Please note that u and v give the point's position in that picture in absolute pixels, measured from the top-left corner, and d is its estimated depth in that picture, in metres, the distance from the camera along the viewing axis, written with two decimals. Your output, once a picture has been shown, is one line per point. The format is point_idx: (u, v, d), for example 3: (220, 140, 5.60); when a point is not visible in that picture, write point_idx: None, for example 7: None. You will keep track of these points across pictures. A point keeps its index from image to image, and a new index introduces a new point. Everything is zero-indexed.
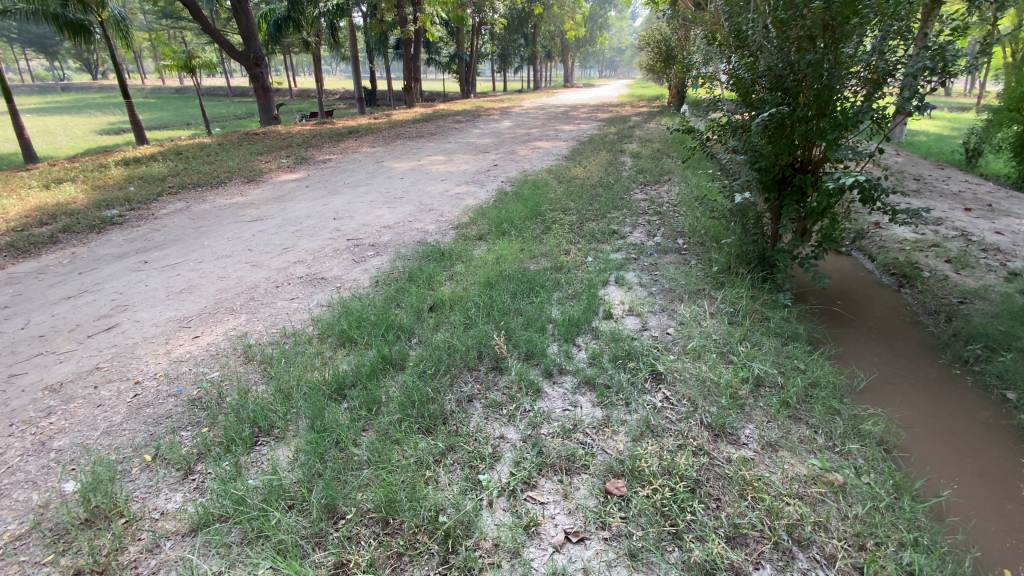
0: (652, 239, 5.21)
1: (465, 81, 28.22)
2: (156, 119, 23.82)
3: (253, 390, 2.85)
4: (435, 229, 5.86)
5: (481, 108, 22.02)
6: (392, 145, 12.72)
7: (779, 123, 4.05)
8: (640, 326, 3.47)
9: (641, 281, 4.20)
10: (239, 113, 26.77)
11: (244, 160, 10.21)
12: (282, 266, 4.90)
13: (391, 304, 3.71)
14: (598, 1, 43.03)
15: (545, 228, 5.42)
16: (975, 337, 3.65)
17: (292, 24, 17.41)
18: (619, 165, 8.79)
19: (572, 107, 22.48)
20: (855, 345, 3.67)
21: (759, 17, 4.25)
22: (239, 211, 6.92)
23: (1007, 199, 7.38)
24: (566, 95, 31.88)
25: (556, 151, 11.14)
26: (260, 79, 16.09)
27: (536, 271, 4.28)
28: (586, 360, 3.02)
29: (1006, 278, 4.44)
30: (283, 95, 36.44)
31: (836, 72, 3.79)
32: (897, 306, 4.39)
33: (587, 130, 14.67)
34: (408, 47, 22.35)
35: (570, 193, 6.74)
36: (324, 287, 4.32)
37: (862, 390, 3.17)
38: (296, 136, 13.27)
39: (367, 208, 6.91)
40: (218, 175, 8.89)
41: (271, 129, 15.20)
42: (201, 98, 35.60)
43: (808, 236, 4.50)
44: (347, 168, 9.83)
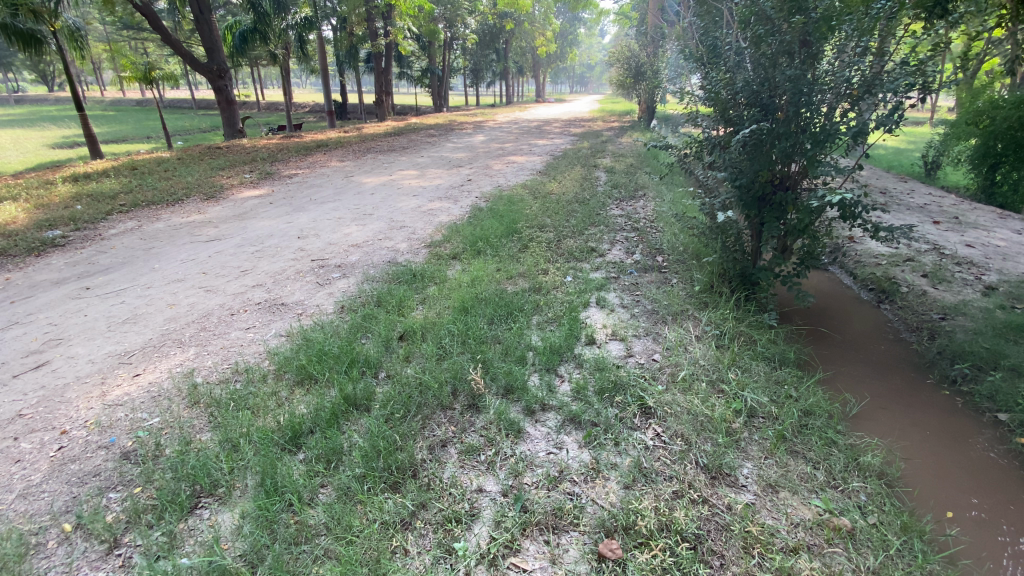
0: (631, 257, 5.06)
1: (438, 94, 28.08)
2: (114, 132, 22.85)
3: (197, 440, 2.52)
4: (407, 247, 5.59)
5: (454, 122, 21.87)
6: (362, 159, 12.39)
7: (758, 140, 3.96)
8: (625, 352, 3.28)
9: (623, 303, 4.02)
10: (203, 126, 25.94)
11: (204, 175, 9.73)
12: (240, 290, 4.55)
13: (357, 333, 3.42)
14: (568, 18, 43.81)
15: (522, 246, 5.22)
16: (960, 356, 3.58)
17: (258, 36, 16.96)
18: (593, 180, 8.71)
19: (545, 121, 22.56)
20: (843, 367, 3.56)
21: (734, 33, 4.21)
22: (196, 231, 6.50)
23: (970, 211, 7.57)
24: (537, 110, 32.08)
25: (530, 165, 11.02)
26: (224, 92, 15.58)
27: (514, 293, 4.05)
28: (569, 393, 2.80)
29: (983, 293, 4.44)
30: (250, 108, 35.70)
31: (814, 88, 3.73)
32: (878, 323, 4.32)
33: (561, 144, 14.64)
34: (379, 61, 22.10)
35: (546, 210, 6.57)
36: (284, 314, 4.00)
37: (855, 416, 3.04)
38: (261, 150, 12.81)
39: (334, 226, 6.60)
40: (176, 191, 8.41)
41: (236, 143, 14.67)
42: (163, 111, 34.45)
43: (788, 253, 4.41)
44: (314, 184, 9.47)
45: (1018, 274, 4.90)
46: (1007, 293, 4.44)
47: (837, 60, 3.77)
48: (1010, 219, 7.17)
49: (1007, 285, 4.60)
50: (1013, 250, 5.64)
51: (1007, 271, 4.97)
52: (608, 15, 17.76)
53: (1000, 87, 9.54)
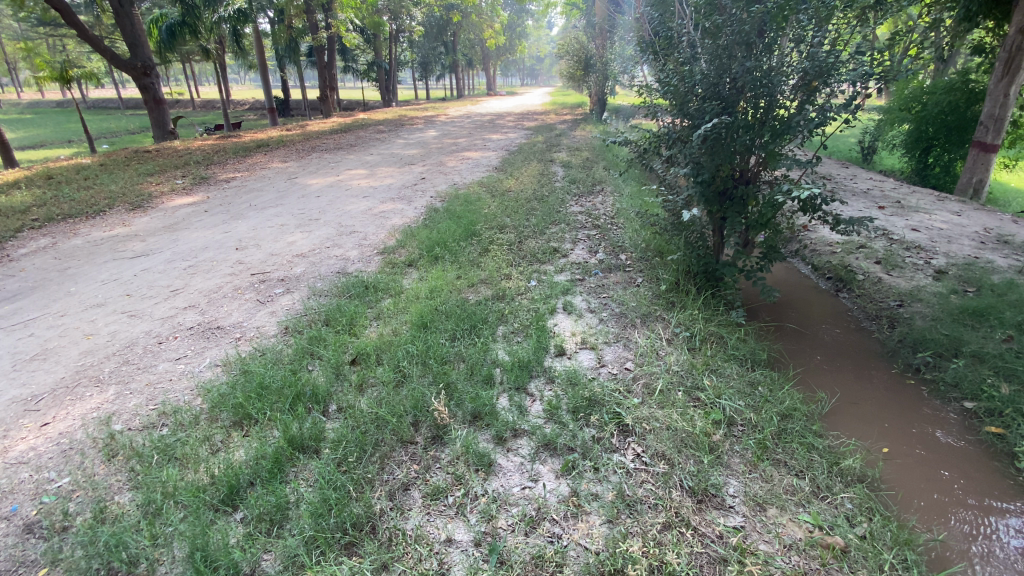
0: (595, 257, 4.90)
1: (386, 88, 27.21)
2: (30, 137, 20.88)
3: (116, 505, 2.14)
4: (358, 255, 5.23)
5: (405, 117, 21.24)
6: (307, 160, 11.74)
7: (719, 134, 3.85)
8: (596, 362, 3.10)
9: (590, 307, 3.85)
10: (130, 127, 24.10)
11: (130, 183, 8.91)
12: (170, 314, 4.08)
13: (303, 359, 3.09)
14: (515, 9, 43.54)
15: (482, 250, 4.97)
16: (921, 343, 3.62)
17: (187, 29, 15.82)
18: (550, 175, 8.55)
19: (497, 115, 22.28)
20: (811, 362, 3.52)
21: (689, 23, 4.10)
22: (120, 246, 5.88)
23: (909, 195, 7.90)
24: (489, 104, 31.72)
25: (485, 161, 10.75)
26: (151, 91, 14.42)
27: (476, 302, 3.81)
28: (542, 414, 2.59)
29: (935, 278, 4.55)
30: (185, 107, 33.62)
31: (772, 79, 3.67)
32: (839, 312, 4.35)
33: (515, 138, 14.43)
34: (321, 55, 21.16)
35: (505, 209, 6.33)
36: (221, 339, 3.61)
37: (829, 414, 2.99)
38: (196, 153, 11.94)
39: (277, 234, 6.13)
40: (97, 202, 7.64)
41: (167, 145, 13.61)
42: (85, 112, 31.80)
43: (749, 247, 4.37)
44: (255, 188, 8.85)
45: (963, 256, 5.07)
46: (956, 277, 4.57)
47: (792, 51, 3.71)
48: (946, 201, 7.51)
49: (955, 268, 4.75)
50: (955, 232, 5.87)
51: (953, 254, 5.14)
52: (555, 6, 17.63)
53: (929, 73, 10.00)
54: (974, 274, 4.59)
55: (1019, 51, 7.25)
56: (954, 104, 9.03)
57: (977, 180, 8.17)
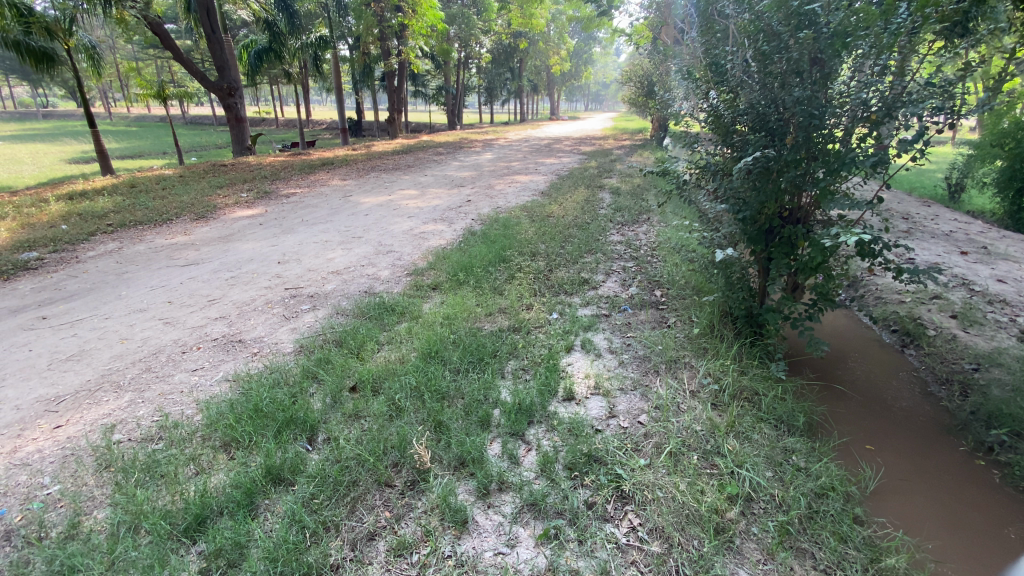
0: (626, 291, 4.63)
1: (451, 111, 28.07)
2: (133, 149, 23.15)
3: (91, 521, 2.14)
4: (388, 275, 5.25)
5: (466, 139, 21.75)
6: (364, 178, 12.19)
7: (764, 168, 3.52)
8: (606, 412, 2.83)
9: (611, 347, 3.58)
10: (218, 142, 26.20)
11: (201, 194, 9.57)
12: (200, 324, 4.22)
13: (305, 381, 3.06)
14: (583, 38, 44.11)
15: (509, 276, 4.83)
16: (996, 418, 3.05)
17: (272, 54, 17.11)
18: (597, 202, 8.33)
19: (556, 139, 22.40)
20: (861, 428, 3.07)
21: (738, 50, 3.84)
22: (176, 254, 6.25)
23: (1001, 240, 7.02)
24: (551, 129, 31.96)
25: (534, 185, 10.69)
26: (234, 110, 15.61)
27: (490, 333, 3.66)
28: (533, 467, 2.37)
29: (1022, 340, 3.92)
30: (268, 125, 36.34)
31: (827, 110, 3.33)
32: (903, 371, 3.81)
33: (569, 163, 14.34)
34: (391, 80, 22.23)
35: (542, 235, 6.19)
36: (238, 354, 3.67)
37: (874, 494, 2.56)
38: (265, 168, 12.71)
39: (318, 250, 6.30)
40: (168, 211, 8.23)
41: (242, 160, 14.62)
42: (183, 128, 35.05)
43: (798, 292, 3.95)
44: (310, 204, 9.26)
45: None
46: None
47: (851, 82, 3.37)
48: None
49: None
50: None
51: None
52: (620, 34, 17.59)
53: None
54: None
55: None
56: None
57: None
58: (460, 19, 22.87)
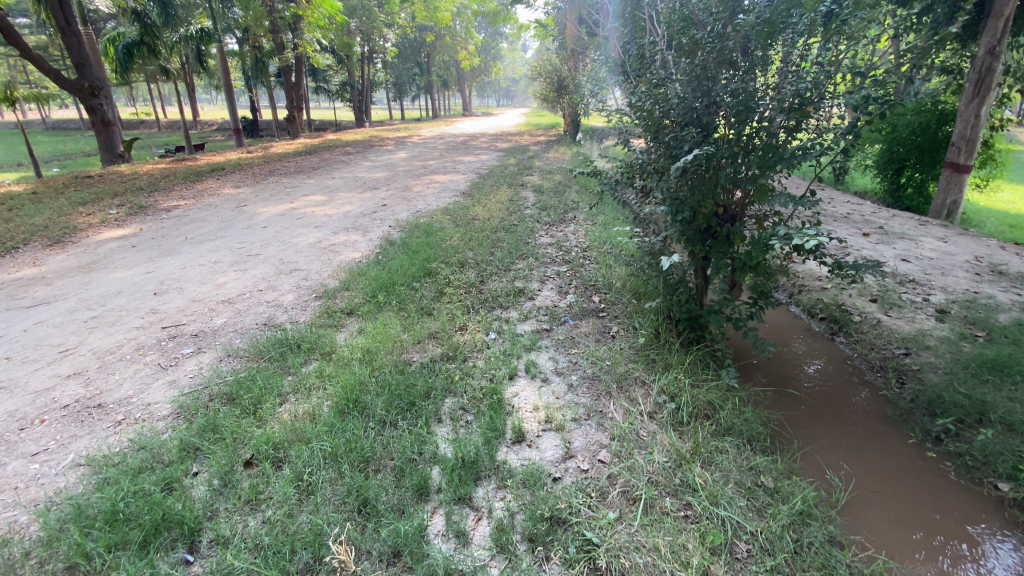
0: (565, 299, 4.31)
1: (358, 109, 26.56)
2: None
3: None
4: (294, 300, 4.56)
5: (375, 138, 20.62)
6: (263, 185, 11.00)
7: (700, 167, 3.32)
8: (562, 453, 2.46)
9: (557, 368, 3.22)
10: (83, 149, 22.77)
11: (57, 213, 8.04)
12: (47, 386, 3.33)
13: (185, 462, 2.41)
14: (490, 33, 43.98)
15: (437, 291, 4.33)
16: (938, 405, 3.11)
17: (145, 48, 15.06)
18: (520, 201, 8.03)
19: (470, 136, 21.90)
20: (817, 432, 2.97)
21: (662, 40, 3.61)
22: (19, 292, 5.06)
23: (889, 219, 7.63)
24: (464, 124, 31.37)
25: (454, 185, 10.20)
26: (100, 112, 13.44)
27: (419, 366, 3.17)
28: (487, 544, 1.95)
29: (938, 320, 4.10)
30: (148, 128, 32.48)
31: (759, 102, 3.19)
32: (838, 362, 3.83)
33: (486, 161, 13.96)
34: (289, 76, 20.56)
35: (467, 240, 5.74)
36: (98, 424, 2.89)
37: (847, 507, 2.44)
38: (141, 179, 11.07)
39: (208, 274, 5.42)
40: (11, 236, 6.77)
41: (113, 169, 12.67)
42: (40, 134, 30.28)
43: (736, 290, 3.84)
44: (198, 218, 8.10)
45: (961, 291, 4.68)
46: (960, 317, 4.14)
47: (779, 72, 3.20)
48: (929, 225, 7.27)
49: (957, 307, 4.32)
50: (946, 261, 5.52)
51: (950, 288, 4.75)
52: (528, 29, 17.51)
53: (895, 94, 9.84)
54: (978, 313, 4.16)
55: (989, 72, 7.16)
56: (925, 124, 8.83)
57: (951, 202, 7.92)
58: (360, 12, 21.66)
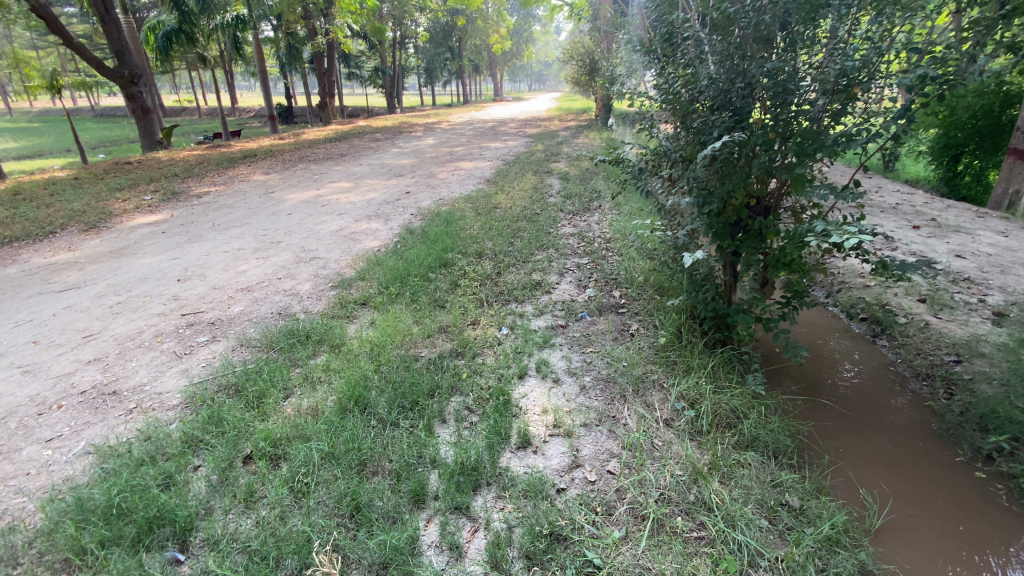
0: (583, 294, 4.13)
1: (389, 94, 26.58)
2: (29, 147, 20.50)
3: None
4: (310, 289, 4.54)
5: (405, 124, 20.61)
6: (292, 171, 11.11)
7: (731, 154, 3.05)
8: (568, 462, 2.32)
9: (570, 367, 3.07)
10: (128, 135, 23.62)
11: (95, 198, 8.31)
12: (68, 371, 3.40)
13: (186, 455, 2.39)
14: (523, 16, 43.20)
15: (451, 283, 4.22)
16: (992, 421, 2.80)
17: (183, 36, 15.38)
18: (545, 189, 7.82)
19: (500, 121, 21.64)
20: (851, 446, 2.73)
21: (693, 17, 3.34)
22: (53, 276, 5.23)
23: (943, 210, 7.08)
24: (494, 109, 31.05)
25: (479, 172, 10.05)
26: (139, 99, 13.81)
27: (427, 362, 3.08)
28: (481, 559, 1.85)
29: (995, 324, 3.73)
30: (189, 115, 33.48)
31: (798, 84, 2.91)
32: (879, 368, 3.53)
33: (513, 147, 13.73)
34: (321, 62, 20.70)
35: (487, 230, 5.60)
36: (110, 411, 2.92)
37: (880, 531, 2.22)
38: (177, 165, 11.35)
39: (230, 261, 5.48)
40: (51, 221, 7.02)
41: (152, 155, 13.04)
42: (90, 121, 31.62)
43: (768, 287, 3.57)
44: (227, 204, 8.24)
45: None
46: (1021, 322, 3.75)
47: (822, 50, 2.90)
48: (988, 218, 6.70)
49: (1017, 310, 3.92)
50: (1006, 258, 5.04)
51: (1010, 289, 4.33)
52: (560, 10, 17.02)
53: None
54: None
55: None
56: (987, 107, 8.13)
57: (1012, 193, 7.33)
58: None
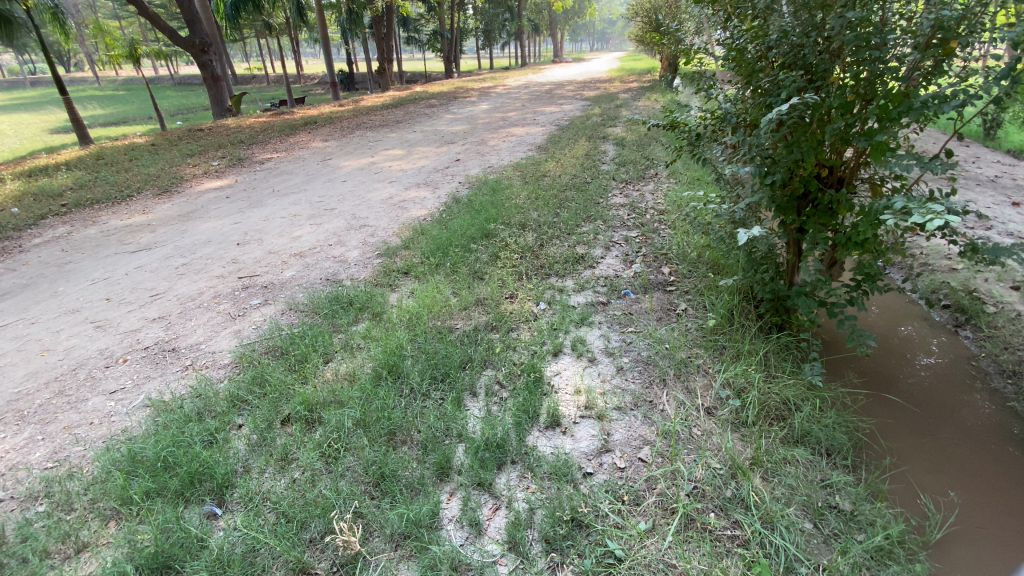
0: (629, 269, 3.94)
1: (447, 58, 26.29)
2: (118, 115, 22.10)
3: None
4: (357, 256, 4.62)
5: (461, 88, 20.38)
6: (348, 138, 11.32)
7: (800, 118, 2.72)
8: (597, 445, 2.24)
9: (608, 347, 2.94)
10: (203, 103, 24.90)
11: (169, 164, 8.84)
12: (135, 327, 3.67)
13: (230, 414, 2.51)
14: None
15: (492, 255, 4.15)
16: None
17: (249, 4, 15.79)
18: (598, 156, 7.50)
19: (557, 85, 20.91)
20: (916, 447, 2.46)
21: None
22: (129, 237, 5.64)
23: None
24: (553, 72, 30.05)
25: (531, 138, 9.79)
26: (209, 68, 14.40)
27: (463, 335, 3.05)
28: (500, 539, 1.83)
29: None
30: (259, 82, 34.80)
31: (885, 36, 2.49)
32: (959, 362, 3.15)
33: (569, 111, 13.25)
34: (380, 26, 20.70)
35: (534, 200, 5.46)
36: (168, 367, 3.12)
37: (940, 544, 1.99)
38: (243, 131, 11.84)
39: (285, 226, 5.68)
40: (130, 186, 7.55)
41: (221, 123, 13.67)
42: (171, 90, 33.62)
43: (836, 268, 3.23)
44: (286, 170, 8.52)
45: None
46: None
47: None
48: None
49: None
50: None
51: None
52: None
53: None
54: None
55: None
56: None
57: None
58: None
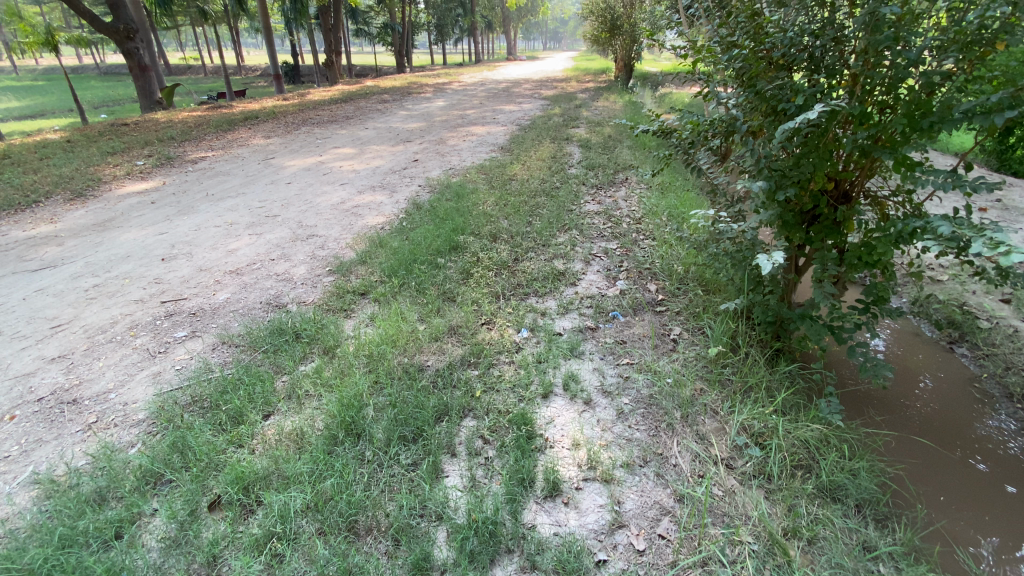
0: (613, 287, 3.60)
1: (400, 52, 25.34)
2: (32, 105, 19.94)
3: None
4: (306, 273, 4.07)
5: (415, 84, 19.66)
6: (294, 135, 10.50)
7: (817, 126, 2.43)
8: (609, 520, 1.86)
9: (604, 385, 2.58)
10: (130, 95, 22.86)
11: (85, 163, 7.82)
12: (28, 370, 2.99)
13: (143, 497, 1.96)
14: None
15: (462, 272, 3.71)
16: None
17: None
18: (565, 158, 7.17)
19: (514, 82, 20.52)
20: (948, 494, 2.23)
21: None
22: (29, 252, 4.80)
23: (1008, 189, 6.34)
24: (508, 70, 29.70)
25: (492, 138, 9.37)
26: (136, 56, 13.05)
27: (435, 375, 2.60)
28: None
29: None
30: (196, 73, 32.59)
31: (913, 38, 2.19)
32: (963, 386, 2.99)
33: (529, 110, 12.88)
34: (327, 17, 19.65)
35: (502, 207, 5.04)
36: (68, 426, 2.50)
37: None
38: (175, 127, 10.76)
39: (221, 237, 5.01)
40: (36, 189, 6.56)
41: (150, 117, 12.42)
42: (94, 79, 30.88)
43: (839, 288, 3.00)
44: (223, 171, 7.70)
45: None
46: None
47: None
48: None
49: None
50: None
51: None
52: None
53: None
54: None
55: None
56: None
57: None
58: None
